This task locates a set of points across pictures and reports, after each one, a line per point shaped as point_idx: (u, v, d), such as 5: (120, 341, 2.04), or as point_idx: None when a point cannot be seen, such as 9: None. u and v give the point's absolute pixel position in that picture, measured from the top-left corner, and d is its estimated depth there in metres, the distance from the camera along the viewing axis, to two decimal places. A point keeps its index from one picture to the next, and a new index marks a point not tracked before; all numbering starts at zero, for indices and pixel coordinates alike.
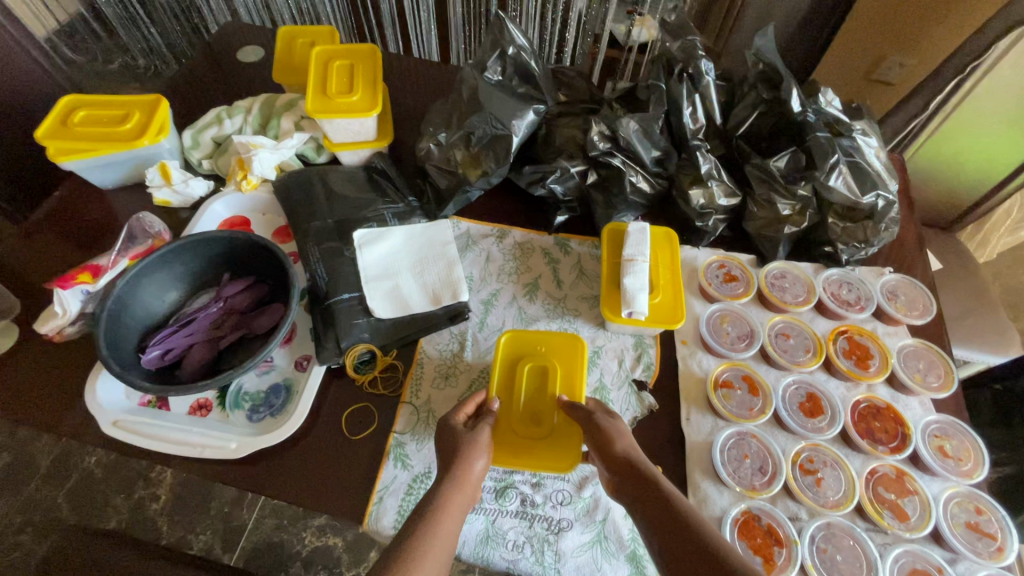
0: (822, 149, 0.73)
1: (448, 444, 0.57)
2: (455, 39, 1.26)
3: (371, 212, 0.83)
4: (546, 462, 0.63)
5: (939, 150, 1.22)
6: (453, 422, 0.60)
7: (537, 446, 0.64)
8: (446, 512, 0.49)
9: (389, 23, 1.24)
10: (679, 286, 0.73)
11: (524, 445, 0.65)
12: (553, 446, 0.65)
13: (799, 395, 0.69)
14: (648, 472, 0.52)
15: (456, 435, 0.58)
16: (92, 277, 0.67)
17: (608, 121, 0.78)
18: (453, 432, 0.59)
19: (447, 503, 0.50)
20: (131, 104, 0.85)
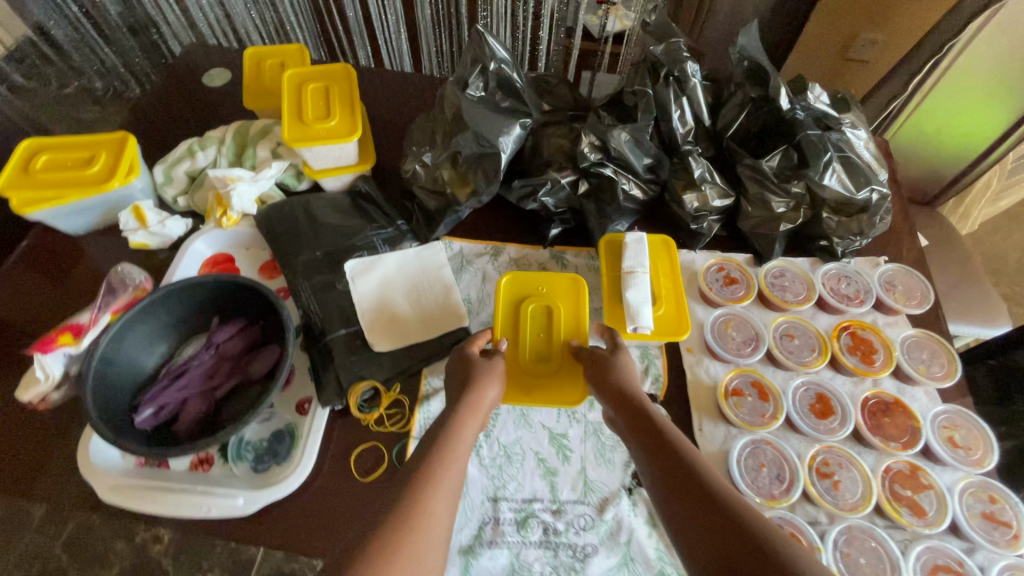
0: (814, 147, 0.72)
1: (461, 380, 0.63)
2: (426, 41, 1.22)
3: (361, 240, 0.81)
4: (555, 394, 0.68)
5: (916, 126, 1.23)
6: (466, 360, 0.65)
7: (548, 379, 0.70)
8: (463, 428, 0.55)
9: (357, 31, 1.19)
10: (681, 295, 0.72)
11: (534, 380, 0.70)
12: (561, 379, 0.70)
13: (808, 396, 0.69)
14: (642, 402, 0.58)
15: (467, 372, 0.63)
16: (74, 338, 0.64)
17: (597, 131, 0.76)
18: (466, 369, 0.64)
19: (461, 421, 0.57)
20: (95, 144, 0.80)
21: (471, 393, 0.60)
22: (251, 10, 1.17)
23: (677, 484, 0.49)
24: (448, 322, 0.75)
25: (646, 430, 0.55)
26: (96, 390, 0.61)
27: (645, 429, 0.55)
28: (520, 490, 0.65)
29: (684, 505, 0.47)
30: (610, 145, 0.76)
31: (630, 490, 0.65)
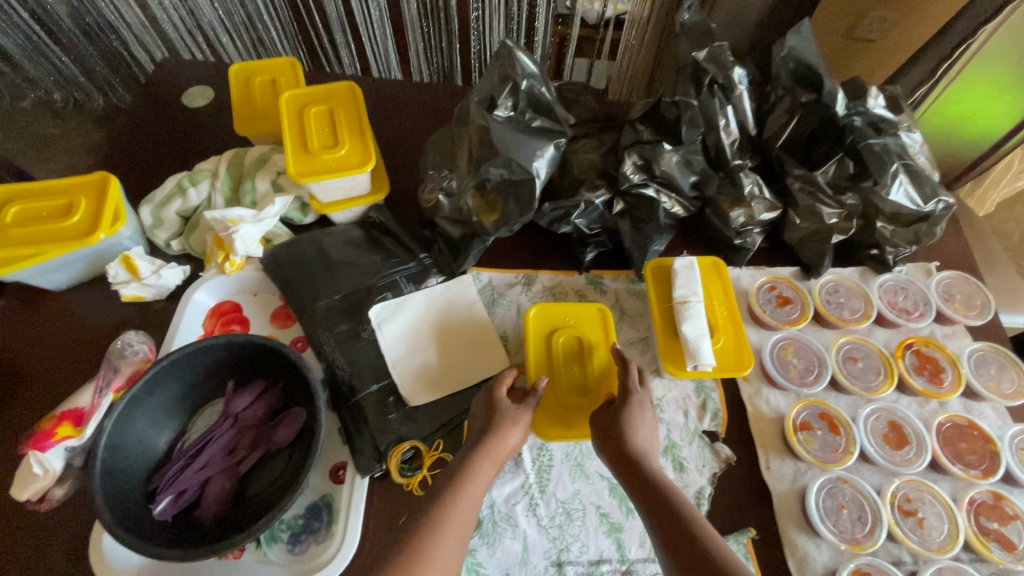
0: (877, 158, 0.67)
1: (478, 425, 0.57)
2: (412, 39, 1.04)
3: (383, 279, 0.73)
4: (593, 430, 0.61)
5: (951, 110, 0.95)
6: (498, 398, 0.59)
7: (587, 412, 0.63)
8: (465, 492, 0.52)
9: (339, 29, 1.03)
10: (739, 325, 0.67)
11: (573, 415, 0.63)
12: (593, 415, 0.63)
13: (881, 425, 0.65)
14: (652, 464, 0.54)
15: (488, 417, 0.57)
16: (75, 428, 0.56)
17: (641, 150, 0.69)
18: (486, 409, 0.58)
19: (475, 476, 0.53)
20: (73, 189, 0.71)
21: (485, 443, 0.55)
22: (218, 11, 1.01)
23: (689, 571, 0.47)
24: (486, 368, 0.69)
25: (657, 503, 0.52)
26: (105, 484, 0.53)
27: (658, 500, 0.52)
28: (585, 550, 0.60)
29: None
30: (657, 166, 0.69)
31: None
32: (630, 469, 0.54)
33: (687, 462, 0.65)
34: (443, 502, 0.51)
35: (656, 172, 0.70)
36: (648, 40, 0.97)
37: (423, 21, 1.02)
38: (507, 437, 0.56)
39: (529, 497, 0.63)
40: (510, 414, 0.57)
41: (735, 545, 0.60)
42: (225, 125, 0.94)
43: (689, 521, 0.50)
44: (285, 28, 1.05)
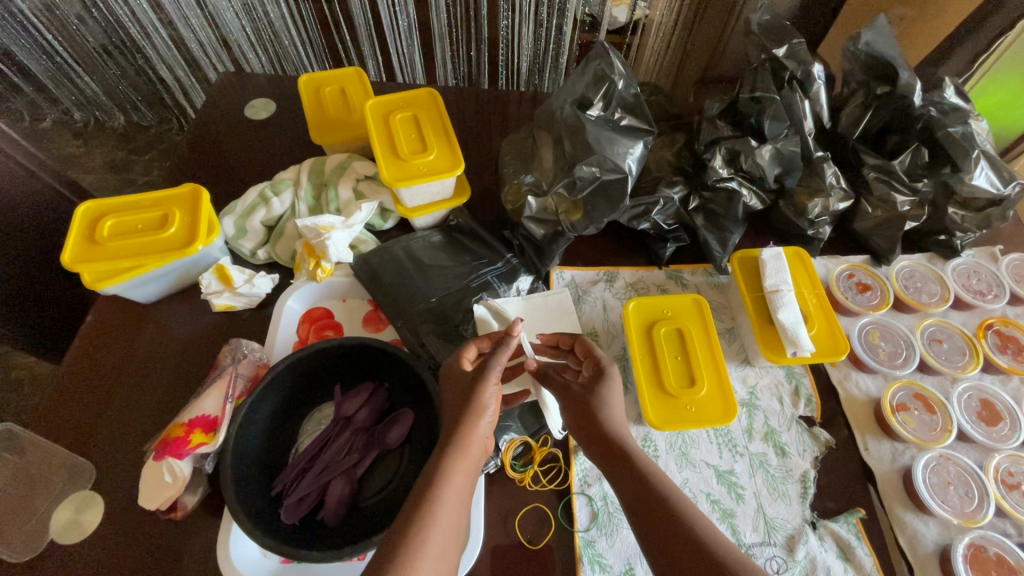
0: (959, 146, 0.69)
1: (456, 397, 0.54)
2: (441, 49, 1.05)
3: (475, 280, 0.75)
4: (707, 419, 0.61)
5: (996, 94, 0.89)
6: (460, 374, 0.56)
7: (693, 402, 0.62)
8: (452, 476, 0.47)
9: (367, 37, 1.05)
10: (829, 312, 0.69)
11: (678, 403, 0.62)
12: (703, 408, 0.62)
13: (973, 403, 0.67)
14: (622, 438, 0.55)
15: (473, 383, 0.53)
16: (207, 435, 0.57)
17: (727, 145, 0.72)
18: (461, 384, 0.54)
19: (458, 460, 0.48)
20: (165, 201, 0.72)
21: (467, 422, 0.51)
22: (243, 26, 1.06)
23: (656, 529, 0.47)
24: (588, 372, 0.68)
25: (631, 474, 0.51)
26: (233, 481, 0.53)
27: (629, 470, 0.52)
28: None
29: (660, 554, 0.46)
30: (743, 159, 0.72)
31: (814, 523, 0.62)
32: (601, 442, 0.55)
33: (788, 447, 0.66)
34: (440, 480, 0.47)
35: (742, 166, 0.72)
36: (674, 41, 0.97)
37: (451, 28, 1.01)
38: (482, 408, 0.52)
39: None
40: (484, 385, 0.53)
41: (846, 526, 0.62)
42: (286, 136, 0.95)
43: (654, 483, 0.50)
44: (311, 39, 1.09)
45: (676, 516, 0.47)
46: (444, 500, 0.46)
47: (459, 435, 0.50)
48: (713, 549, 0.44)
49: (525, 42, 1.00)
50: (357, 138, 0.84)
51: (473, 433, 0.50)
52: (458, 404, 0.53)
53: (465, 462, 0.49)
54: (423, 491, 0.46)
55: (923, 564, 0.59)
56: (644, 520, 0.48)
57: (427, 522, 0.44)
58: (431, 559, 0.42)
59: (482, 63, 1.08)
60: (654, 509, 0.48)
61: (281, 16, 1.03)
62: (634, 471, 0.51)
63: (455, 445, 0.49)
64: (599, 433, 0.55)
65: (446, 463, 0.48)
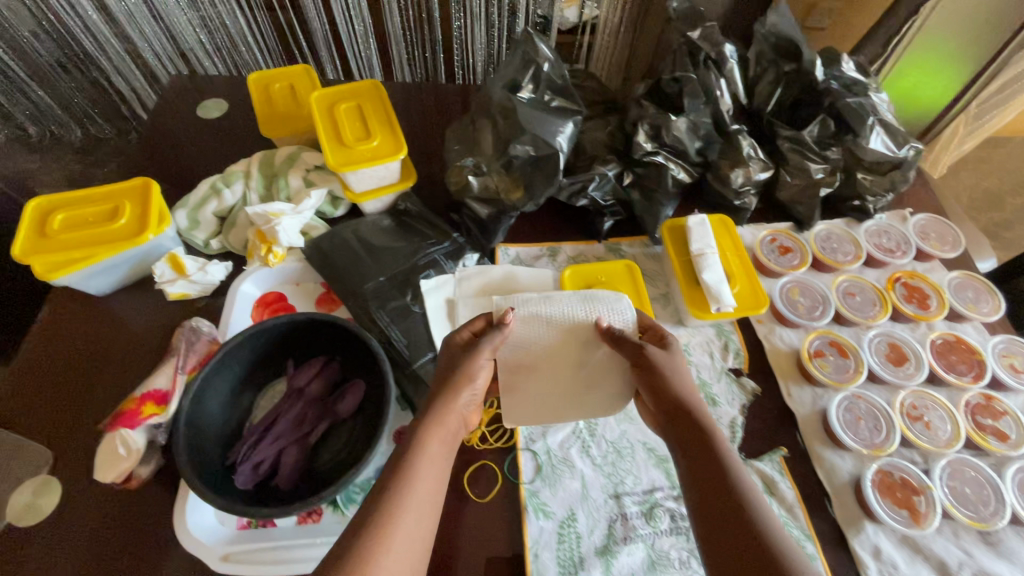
0: (856, 113, 0.75)
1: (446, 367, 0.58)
2: (398, 51, 1.09)
3: (423, 259, 0.78)
4: None
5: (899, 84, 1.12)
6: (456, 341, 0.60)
7: None
8: (428, 445, 0.52)
9: (324, 44, 1.08)
10: (750, 270, 0.75)
11: None
12: None
13: (883, 346, 0.73)
14: (696, 410, 0.55)
15: (460, 354, 0.58)
16: (158, 406, 0.59)
17: (650, 121, 0.77)
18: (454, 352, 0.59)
19: (433, 428, 0.53)
20: (115, 194, 0.74)
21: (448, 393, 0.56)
22: (199, 34, 1.08)
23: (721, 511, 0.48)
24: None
25: (699, 447, 0.52)
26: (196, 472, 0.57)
27: (698, 444, 0.52)
28: (638, 482, 0.65)
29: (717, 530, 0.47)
30: (664, 134, 0.77)
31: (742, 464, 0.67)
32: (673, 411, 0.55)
33: (718, 397, 0.71)
34: (420, 448, 0.51)
35: (664, 140, 0.78)
36: (621, 36, 1.03)
37: (407, 32, 1.06)
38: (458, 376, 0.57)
39: (581, 441, 0.68)
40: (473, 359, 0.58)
41: (771, 464, 0.67)
42: (239, 133, 0.98)
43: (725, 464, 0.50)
44: (268, 47, 1.12)
45: (732, 491, 0.48)
46: (422, 463, 0.50)
47: (436, 406, 0.55)
48: (762, 528, 0.46)
49: (479, 40, 1.05)
50: (307, 131, 0.88)
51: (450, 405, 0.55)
52: (446, 372, 0.58)
53: (441, 431, 0.54)
54: (401, 455, 0.51)
55: (839, 493, 0.65)
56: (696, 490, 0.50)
57: (404, 486, 0.48)
58: (407, 521, 0.46)
59: (438, 64, 1.12)
60: (710, 480, 0.49)
61: (238, 26, 1.06)
62: (702, 444, 0.52)
63: (431, 417, 0.54)
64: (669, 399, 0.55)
65: (423, 431, 0.53)
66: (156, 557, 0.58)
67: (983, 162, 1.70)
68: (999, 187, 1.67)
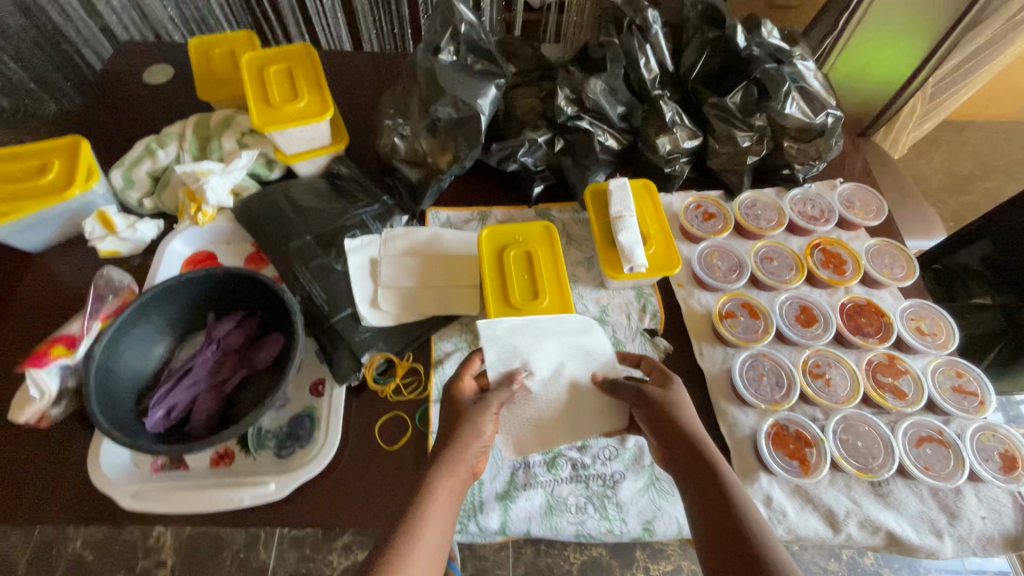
0: (773, 79, 0.76)
1: (450, 420, 0.57)
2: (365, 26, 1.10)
3: (350, 220, 0.80)
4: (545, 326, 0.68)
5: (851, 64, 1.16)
6: (459, 399, 0.58)
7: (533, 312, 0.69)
8: (436, 494, 0.50)
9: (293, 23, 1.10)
10: (668, 233, 0.77)
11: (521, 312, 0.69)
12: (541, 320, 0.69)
13: (794, 309, 0.76)
14: (702, 445, 0.54)
15: (464, 413, 0.57)
16: (68, 349, 0.62)
17: (571, 84, 0.78)
18: (454, 407, 0.58)
19: (446, 478, 0.52)
20: (46, 151, 0.75)
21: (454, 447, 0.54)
22: (168, 9, 1.09)
23: (736, 552, 0.47)
24: (455, 308, 0.74)
25: (710, 486, 0.51)
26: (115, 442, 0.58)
27: (709, 481, 0.51)
28: None
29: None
30: (585, 97, 0.78)
31: None
32: (677, 445, 0.54)
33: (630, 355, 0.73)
34: (428, 493, 0.50)
35: (586, 103, 0.78)
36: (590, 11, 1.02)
37: (373, 7, 1.07)
38: (473, 428, 0.55)
39: None
40: (479, 416, 0.56)
41: None
42: (185, 98, 0.99)
43: (733, 501, 0.50)
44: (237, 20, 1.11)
45: (744, 529, 0.48)
46: (430, 512, 0.49)
47: (447, 454, 0.53)
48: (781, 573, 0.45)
49: None
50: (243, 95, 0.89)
51: (461, 456, 0.53)
52: (453, 420, 0.56)
53: (453, 478, 0.52)
54: (411, 504, 0.50)
55: (740, 446, 0.67)
56: (707, 528, 0.49)
57: (412, 535, 0.47)
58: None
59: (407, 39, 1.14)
60: (721, 518, 0.49)
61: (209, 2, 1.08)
62: (712, 481, 0.51)
63: (442, 466, 0.52)
64: (674, 431, 0.55)
65: (436, 477, 0.52)
66: (69, 493, 0.60)
67: (950, 147, 1.71)
68: (966, 171, 1.67)
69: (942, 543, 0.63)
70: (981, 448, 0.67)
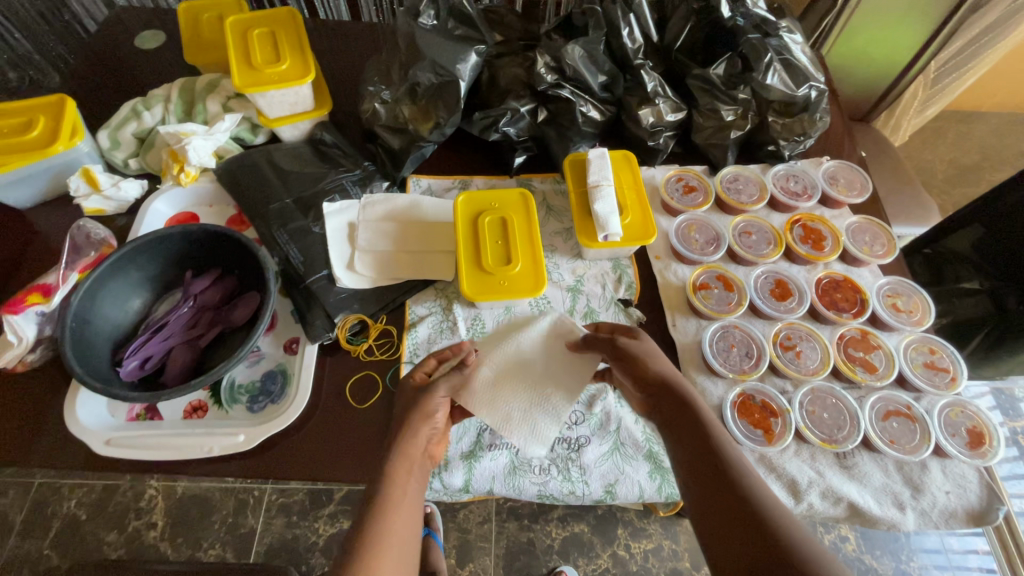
0: (755, 51, 0.76)
1: (400, 412, 0.56)
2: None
3: (330, 184, 0.80)
4: (516, 291, 0.69)
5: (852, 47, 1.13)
6: (407, 392, 0.58)
7: (504, 277, 0.70)
8: (395, 487, 0.50)
9: None
10: (645, 204, 0.77)
11: (494, 278, 0.70)
12: (513, 284, 0.70)
13: (769, 283, 0.75)
14: (679, 388, 0.56)
15: (414, 401, 0.57)
16: (44, 298, 0.65)
17: (551, 52, 0.78)
18: (403, 401, 0.57)
19: (399, 473, 0.51)
20: (32, 108, 0.76)
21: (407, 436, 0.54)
22: None
23: (715, 489, 0.48)
24: (430, 274, 0.74)
25: (689, 429, 0.53)
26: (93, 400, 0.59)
27: (688, 425, 0.53)
28: None
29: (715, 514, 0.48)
30: (564, 64, 0.77)
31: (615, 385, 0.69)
32: (655, 391, 0.56)
33: (603, 323, 0.73)
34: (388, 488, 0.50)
35: (566, 71, 0.77)
36: None
37: None
38: (418, 423, 0.55)
39: None
40: (428, 404, 0.56)
41: None
42: (177, 64, 0.99)
43: (713, 440, 0.51)
44: None
45: (726, 467, 0.49)
46: (394, 503, 0.49)
47: (400, 442, 0.53)
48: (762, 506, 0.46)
49: None
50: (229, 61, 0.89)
51: (412, 441, 0.54)
52: (401, 414, 0.56)
53: (407, 468, 0.52)
54: (371, 497, 0.49)
55: None
56: (692, 469, 0.51)
57: (381, 525, 0.47)
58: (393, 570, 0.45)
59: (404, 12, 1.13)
60: (703, 458, 0.50)
61: None
62: (691, 424, 0.53)
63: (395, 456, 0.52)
64: (651, 378, 0.57)
65: (389, 469, 0.51)
66: (47, 438, 0.62)
67: (956, 138, 1.68)
68: (971, 163, 1.64)
69: (903, 515, 0.63)
70: (949, 423, 0.67)
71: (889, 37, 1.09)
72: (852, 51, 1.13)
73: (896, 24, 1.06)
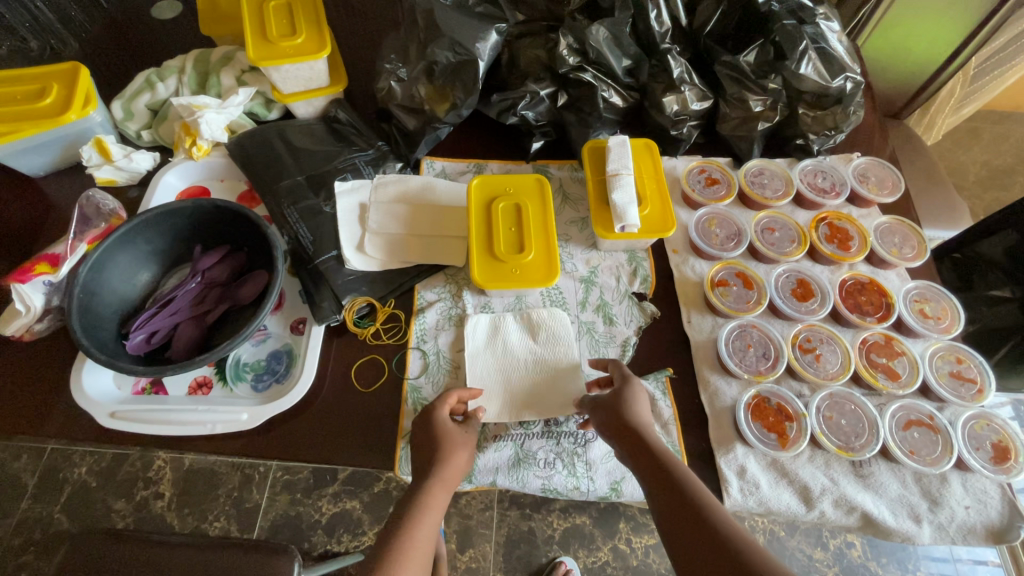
0: (790, 38, 0.72)
1: (429, 436, 0.57)
2: None
3: (343, 163, 0.79)
4: (528, 280, 0.67)
5: (889, 39, 1.08)
6: (440, 421, 0.58)
7: (516, 267, 0.68)
8: (425, 516, 0.50)
9: None
10: (665, 195, 0.74)
11: (505, 266, 0.68)
12: (525, 274, 0.68)
13: (790, 282, 0.73)
14: (653, 436, 0.55)
15: (442, 429, 0.57)
16: (51, 268, 0.65)
17: (574, 32, 0.75)
18: (431, 431, 0.57)
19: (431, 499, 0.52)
20: (46, 76, 0.75)
21: (439, 468, 0.54)
22: None
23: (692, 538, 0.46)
24: (440, 258, 0.73)
25: (664, 478, 0.51)
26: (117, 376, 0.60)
27: (665, 474, 0.51)
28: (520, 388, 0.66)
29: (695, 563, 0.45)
30: (588, 46, 0.74)
31: None
32: (631, 440, 0.55)
33: (616, 317, 0.71)
34: (415, 515, 0.50)
35: (589, 54, 0.74)
36: None
37: None
38: (456, 453, 0.56)
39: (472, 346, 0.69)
40: (461, 437, 0.57)
41: (655, 383, 0.67)
42: (192, 34, 0.98)
43: (688, 488, 0.49)
44: None
45: (703, 513, 0.47)
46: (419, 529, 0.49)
47: (435, 469, 0.54)
48: (744, 551, 0.44)
49: None
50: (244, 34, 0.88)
51: (449, 469, 0.54)
52: (432, 442, 0.56)
53: (440, 494, 0.53)
54: (396, 523, 0.50)
55: (718, 416, 0.65)
56: (669, 518, 0.48)
57: (404, 545, 0.47)
58: None
59: None
60: (680, 504, 0.48)
61: None
62: (666, 472, 0.51)
63: (433, 480, 0.53)
64: (627, 429, 0.56)
65: (421, 498, 0.52)
66: (53, 409, 0.63)
67: (991, 139, 1.61)
68: (1006, 166, 1.57)
69: (919, 529, 0.61)
70: (973, 436, 0.65)
71: (930, 28, 1.03)
72: (889, 43, 1.08)
73: (939, 15, 1.01)
